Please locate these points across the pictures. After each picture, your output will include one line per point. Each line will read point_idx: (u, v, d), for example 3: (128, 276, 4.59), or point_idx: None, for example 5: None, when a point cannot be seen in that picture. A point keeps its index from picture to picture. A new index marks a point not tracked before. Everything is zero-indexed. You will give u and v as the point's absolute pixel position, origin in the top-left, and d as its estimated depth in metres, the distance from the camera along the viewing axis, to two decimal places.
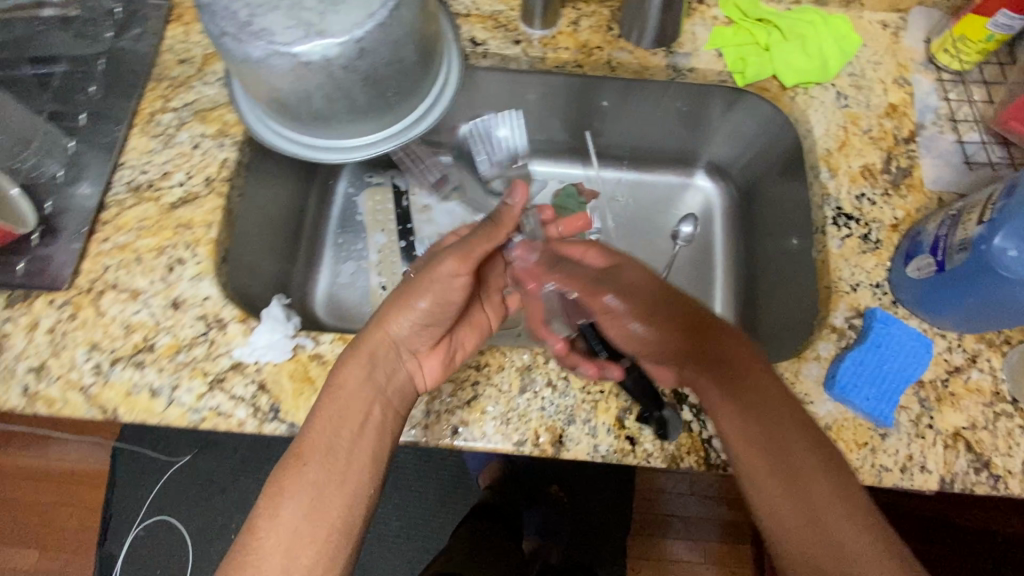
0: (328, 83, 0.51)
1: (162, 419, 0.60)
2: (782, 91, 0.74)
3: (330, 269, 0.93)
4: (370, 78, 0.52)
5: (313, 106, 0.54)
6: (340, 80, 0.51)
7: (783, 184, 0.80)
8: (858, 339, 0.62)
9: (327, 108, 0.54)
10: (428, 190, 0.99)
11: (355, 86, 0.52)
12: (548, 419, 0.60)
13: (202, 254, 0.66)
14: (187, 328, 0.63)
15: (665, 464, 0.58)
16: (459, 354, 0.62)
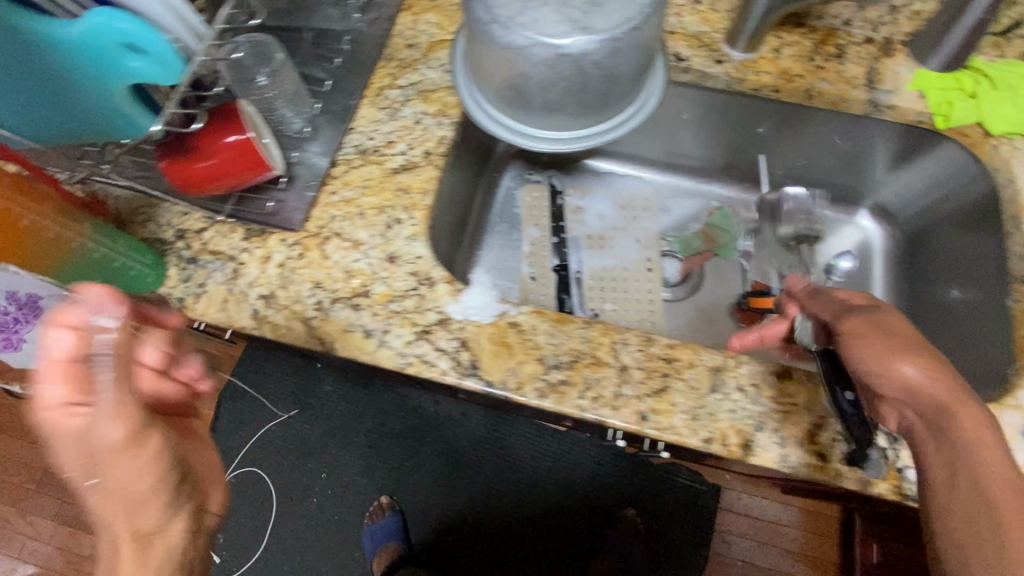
0: (577, 76, 0.62)
1: (373, 358, 0.65)
2: (985, 138, 0.74)
3: (487, 254, 0.97)
4: (605, 91, 0.66)
5: (550, 91, 0.65)
6: (575, 94, 0.66)
7: (965, 232, 0.80)
8: None
9: (558, 108, 0.69)
10: (583, 192, 1.03)
11: (593, 85, 0.64)
12: (737, 422, 0.61)
13: (417, 217, 0.72)
14: (400, 281, 0.69)
15: (857, 487, 0.59)
16: (651, 343, 0.65)
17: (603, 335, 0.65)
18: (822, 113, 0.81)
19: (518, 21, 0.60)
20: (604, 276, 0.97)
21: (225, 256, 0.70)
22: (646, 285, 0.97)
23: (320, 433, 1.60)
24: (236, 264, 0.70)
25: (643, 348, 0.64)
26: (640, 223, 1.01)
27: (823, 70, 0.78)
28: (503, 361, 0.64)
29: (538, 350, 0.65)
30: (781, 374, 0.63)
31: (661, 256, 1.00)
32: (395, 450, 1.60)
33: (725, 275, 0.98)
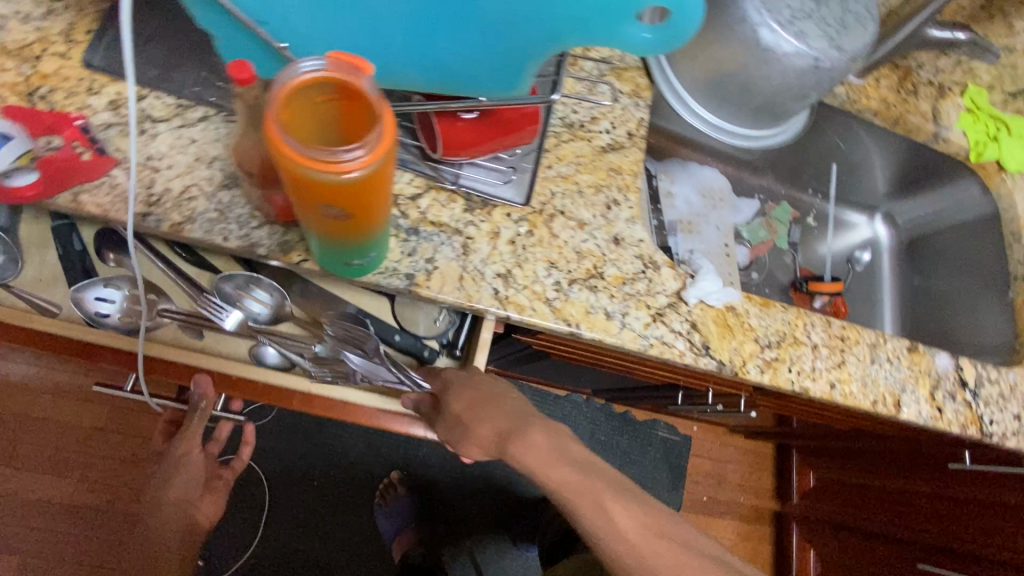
0: (812, 83, 0.71)
1: (617, 340, 0.66)
2: (998, 172, 1.03)
3: None
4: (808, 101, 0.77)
5: (777, 95, 0.73)
6: (791, 99, 0.74)
7: (961, 243, 1.09)
8: None
9: (762, 108, 0.77)
10: (673, 178, 1.10)
11: (811, 94, 0.74)
12: (890, 387, 0.77)
13: (632, 199, 0.72)
14: (629, 264, 0.69)
15: (959, 430, 0.79)
16: (830, 325, 0.77)
17: (796, 318, 0.75)
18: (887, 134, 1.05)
19: (789, 30, 0.67)
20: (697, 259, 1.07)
21: (449, 228, 0.63)
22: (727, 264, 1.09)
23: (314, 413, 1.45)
24: (465, 240, 0.63)
25: (825, 330, 0.76)
26: (716, 212, 1.13)
27: None
28: (729, 342, 0.71)
29: (752, 332, 0.72)
30: (910, 348, 0.80)
31: (734, 242, 1.13)
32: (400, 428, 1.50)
33: (781, 263, 1.15)
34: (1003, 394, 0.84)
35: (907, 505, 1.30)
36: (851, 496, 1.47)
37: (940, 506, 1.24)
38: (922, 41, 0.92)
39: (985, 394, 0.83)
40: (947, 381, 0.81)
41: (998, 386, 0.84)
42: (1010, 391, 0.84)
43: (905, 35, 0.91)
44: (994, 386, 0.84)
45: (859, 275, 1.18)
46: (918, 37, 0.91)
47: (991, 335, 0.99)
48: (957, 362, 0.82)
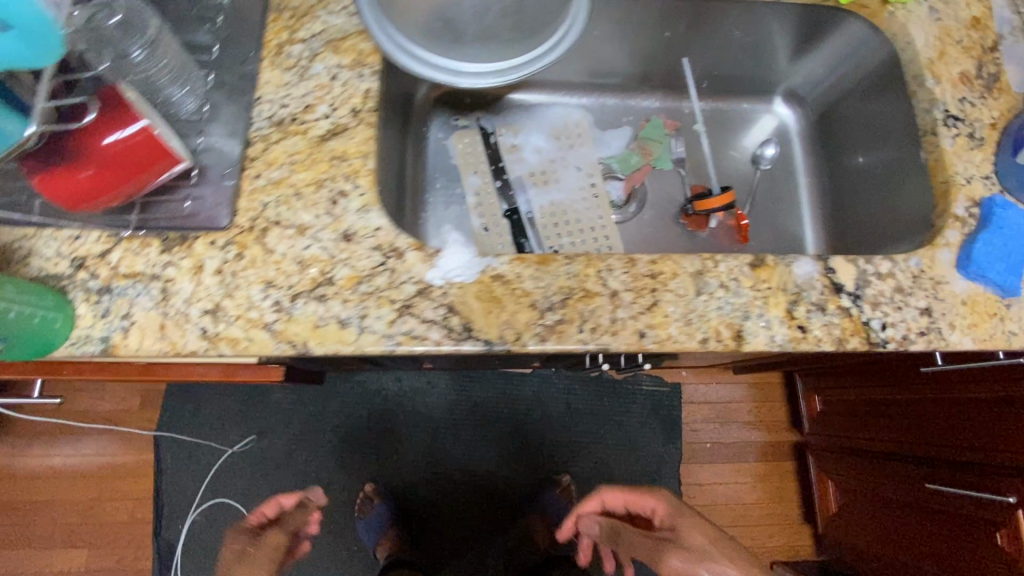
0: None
1: (355, 348, 0.59)
2: (882, 7, 0.79)
3: (434, 213, 0.92)
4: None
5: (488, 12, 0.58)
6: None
7: (868, 102, 0.88)
8: (981, 224, 0.69)
9: (506, 20, 0.60)
10: (515, 130, 0.99)
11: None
12: (726, 317, 0.64)
13: (363, 185, 0.64)
14: (363, 259, 0.62)
15: (834, 348, 0.64)
16: (636, 264, 0.65)
17: (588, 266, 0.64)
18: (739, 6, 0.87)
19: None
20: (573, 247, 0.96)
21: (147, 276, 0.59)
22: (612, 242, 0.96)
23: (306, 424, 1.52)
24: (164, 283, 0.59)
25: (629, 271, 0.65)
26: (576, 150, 1.00)
27: None
28: (498, 317, 0.62)
29: (530, 296, 0.63)
30: (754, 263, 0.66)
31: (604, 179, 1.00)
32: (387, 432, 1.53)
33: (669, 185, 1.00)
34: (901, 287, 0.67)
35: (915, 417, 1.13)
36: (863, 418, 1.29)
37: (948, 412, 1.06)
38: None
39: (872, 294, 0.66)
40: (812, 291, 0.66)
41: (892, 280, 0.67)
42: (913, 282, 0.67)
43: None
44: (885, 281, 0.67)
45: (766, 177, 0.99)
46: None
47: (908, 208, 0.80)
48: (826, 264, 0.67)
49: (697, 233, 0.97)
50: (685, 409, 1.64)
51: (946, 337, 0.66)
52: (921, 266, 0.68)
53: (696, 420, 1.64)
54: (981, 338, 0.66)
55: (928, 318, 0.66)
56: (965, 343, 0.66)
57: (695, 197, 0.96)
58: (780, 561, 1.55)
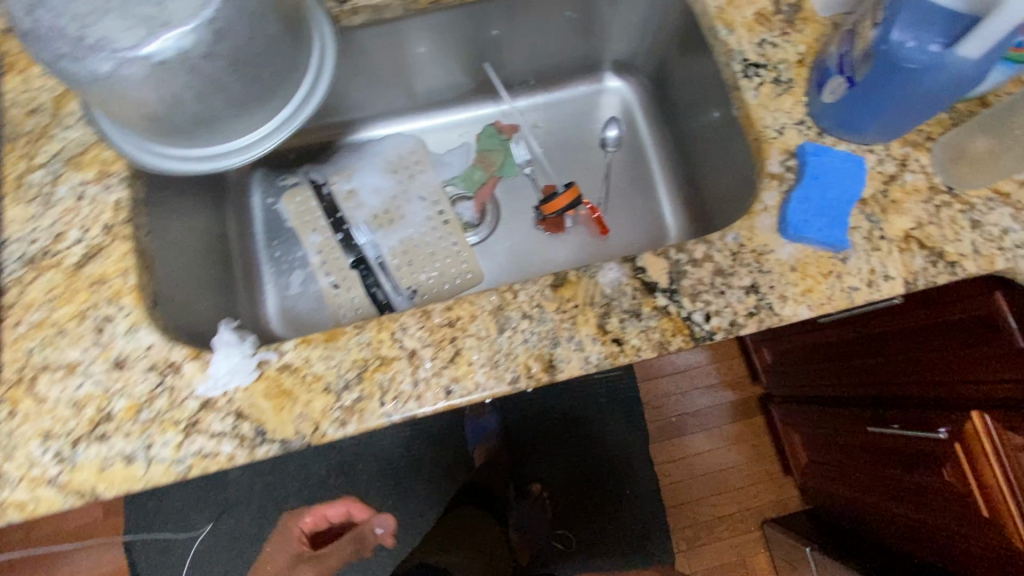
0: (195, 47, 0.50)
1: (148, 481, 0.56)
2: None
3: (275, 286, 0.88)
4: (252, 47, 0.54)
5: (185, 103, 0.55)
6: (209, 66, 0.52)
7: (687, 60, 0.82)
8: (797, 178, 0.63)
9: (211, 99, 0.55)
10: (347, 174, 0.94)
11: (225, 45, 0.52)
12: (535, 350, 0.59)
13: (128, 305, 0.61)
14: (140, 384, 0.58)
15: (657, 354, 0.59)
16: (430, 315, 0.60)
17: (379, 331, 0.60)
18: None
19: (88, 47, 0.49)
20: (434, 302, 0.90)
21: None
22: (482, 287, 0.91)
23: (316, 469, 1.53)
24: None
25: (424, 325, 0.60)
26: (417, 178, 0.95)
27: None
28: (290, 411, 0.57)
29: (321, 380, 0.58)
30: (556, 283, 0.61)
31: (451, 203, 0.95)
32: (409, 461, 1.55)
33: (520, 191, 0.95)
34: (721, 269, 0.61)
35: (860, 360, 1.06)
36: (811, 365, 1.24)
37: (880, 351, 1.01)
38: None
39: (690, 285, 0.61)
40: (623, 298, 0.61)
41: (710, 263, 0.62)
42: (733, 261, 0.62)
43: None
44: (702, 266, 0.62)
45: (616, 159, 0.94)
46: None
47: (737, 169, 0.75)
48: (634, 265, 0.62)
49: (556, 236, 0.93)
50: (644, 388, 1.59)
51: (779, 312, 0.60)
52: (739, 240, 0.62)
53: (657, 398, 1.59)
54: (820, 304, 0.60)
55: (756, 296, 0.61)
56: (801, 313, 0.60)
57: (542, 200, 0.90)
58: (771, 519, 1.51)
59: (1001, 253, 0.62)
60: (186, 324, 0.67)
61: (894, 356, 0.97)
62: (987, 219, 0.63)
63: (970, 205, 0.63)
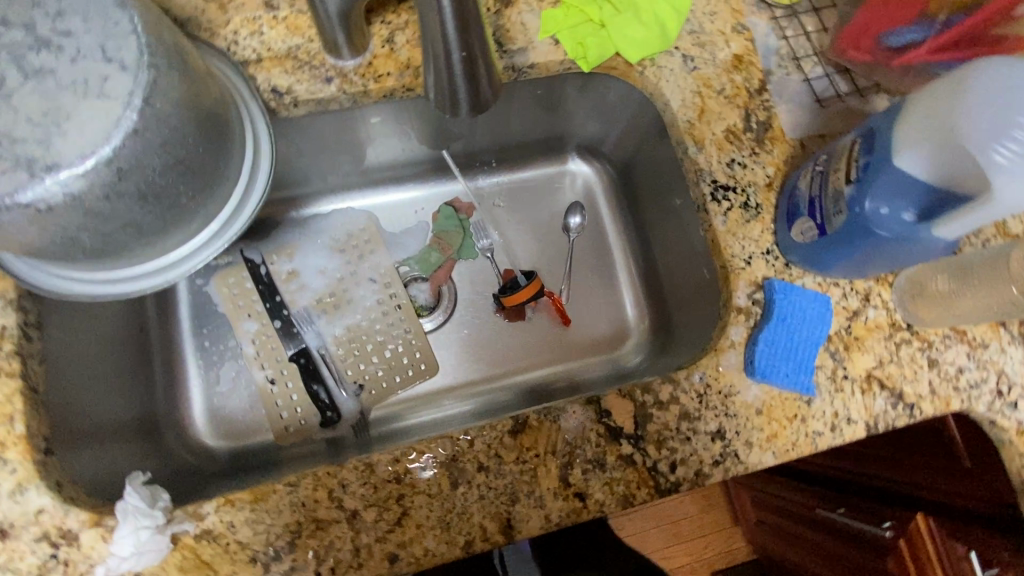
0: (87, 190, 0.42)
1: None
2: (630, 67, 0.69)
3: (202, 383, 0.79)
4: (165, 178, 0.46)
5: (82, 242, 0.46)
6: (109, 206, 0.44)
7: (653, 158, 0.80)
8: (765, 315, 0.61)
9: (115, 235, 0.47)
10: (288, 254, 0.86)
11: (128, 183, 0.44)
12: (490, 508, 0.54)
13: (13, 459, 0.51)
14: (26, 558, 0.49)
15: (620, 509, 0.56)
16: (374, 469, 0.54)
17: (315, 488, 0.53)
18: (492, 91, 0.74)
19: None
20: (381, 425, 0.82)
21: None
22: (440, 408, 0.83)
23: None
24: None
25: (367, 483, 0.54)
26: (367, 258, 0.88)
27: None
28: None
29: (246, 549, 0.51)
30: (516, 429, 0.56)
31: (403, 285, 0.87)
32: None
33: (479, 274, 0.89)
34: (687, 413, 0.59)
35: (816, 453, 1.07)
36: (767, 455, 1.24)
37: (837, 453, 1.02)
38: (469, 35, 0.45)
39: (655, 430, 0.58)
40: (586, 446, 0.57)
41: (676, 406, 0.59)
42: (699, 403, 0.59)
43: (461, 58, 0.46)
44: (668, 409, 0.59)
45: (579, 246, 0.90)
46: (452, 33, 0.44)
47: (700, 283, 0.72)
48: (598, 408, 0.58)
49: (515, 325, 0.87)
50: None
51: (743, 461, 0.58)
52: (706, 380, 0.60)
53: None
54: (784, 449, 0.59)
55: (721, 443, 0.58)
56: (766, 461, 0.58)
57: (501, 290, 0.85)
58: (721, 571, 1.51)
59: (955, 393, 0.62)
60: (91, 459, 0.59)
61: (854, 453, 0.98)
62: (943, 358, 0.63)
63: (928, 342, 0.63)
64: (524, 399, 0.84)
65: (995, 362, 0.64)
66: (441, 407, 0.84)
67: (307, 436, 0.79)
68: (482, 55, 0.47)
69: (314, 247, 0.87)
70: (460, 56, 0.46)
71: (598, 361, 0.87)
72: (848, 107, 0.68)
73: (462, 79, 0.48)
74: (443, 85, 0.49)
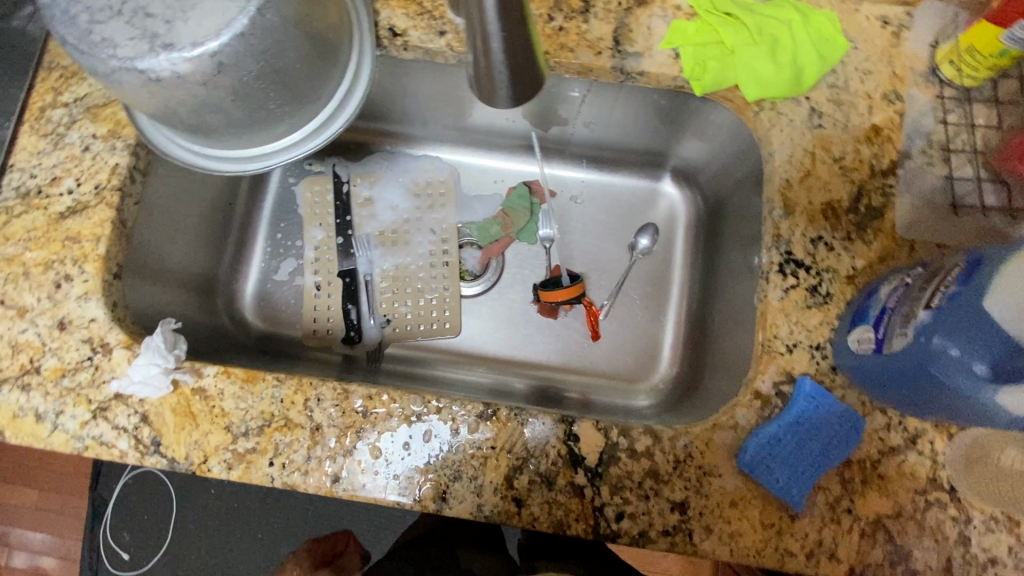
0: (191, 74, 0.48)
1: (47, 445, 0.58)
2: (745, 104, 0.63)
3: (263, 266, 0.89)
4: (258, 83, 0.51)
5: (179, 114, 0.53)
6: (206, 92, 0.50)
7: (743, 206, 0.74)
8: (782, 411, 0.56)
9: (207, 117, 0.53)
10: (370, 180, 0.92)
11: (226, 77, 0.49)
12: (433, 475, 0.56)
13: (89, 272, 0.62)
14: (72, 351, 0.60)
15: (551, 531, 0.55)
16: (348, 397, 0.58)
17: (295, 392, 0.59)
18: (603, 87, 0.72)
19: (90, 43, 0.47)
20: (400, 363, 0.86)
21: None
22: (457, 370, 0.85)
23: None
24: None
25: (338, 407, 0.58)
26: (436, 210, 0.91)
27: (564, 33, 0.65)
28: (187, 435, 0.58)
29: (225, 417, 0.58)
30: (483, 415, 0.57)
31: (458, 245, 0.90)
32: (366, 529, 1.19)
33: (531, 259, 0.89)
34: (656, 473, 0.56)
35: None
36: None
37: None
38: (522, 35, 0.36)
39: (616, 475, 0.56)
40: (543, 460, 0.56)
41: (647, 461, 0.56)
42: (672, 469, 0.56)
43: (502, 43, 0.35)
44: (638, 461, 0.56)
45: (637, 267, 0.87)
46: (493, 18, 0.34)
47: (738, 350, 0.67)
48: (569, 429, 0.57)
49: (545, 321, 0.87)
50: None
51: (695, 543, 0.55)
52: (690, 448, 0.56)
53: None
54: (744, 552, 0.54)
55: (679, 516, 0.55)
56: (718, 554, 0.54)
57: (543, 283, 0.85)
58: None
59: None
60: (147, 293, 0.70)
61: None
62: (980, 541, 0.53)
63: (967, 516, 0.54)
64: (534, 393, 0.83)
65: None
66: (458, 369, 0.86)
67: (328, 345, 0.86)
68: (527, 47, 0.36)
69: (395, 183, 0.93)
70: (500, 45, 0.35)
71: (615, 387, 0.83)
72: (987, 226, 0.58)
73: (504, 71, 0.37)
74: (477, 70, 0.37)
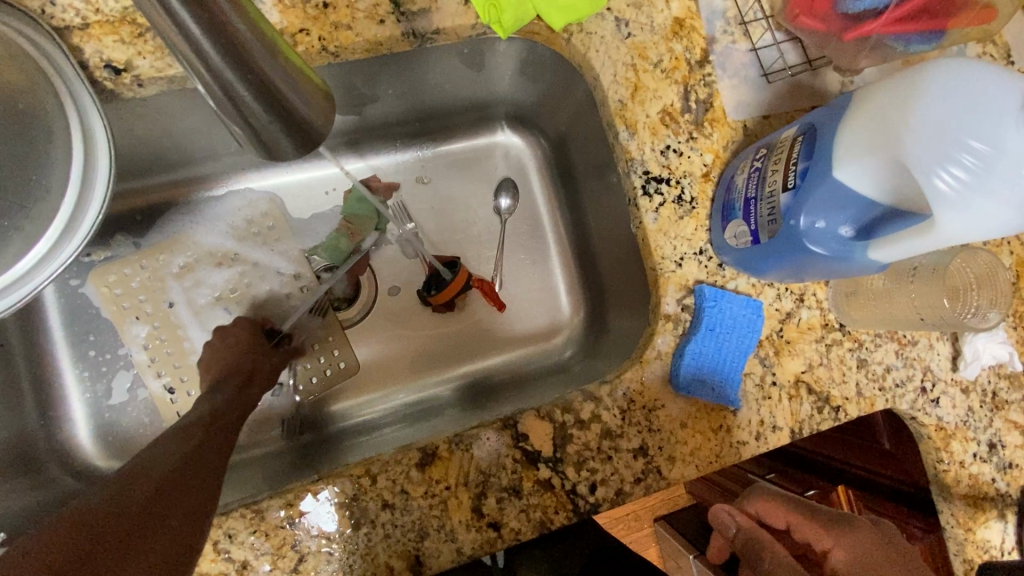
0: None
1: None
2: (554, 33, 0.59)
3: (89, 396, 0.71)
4: None
5: None
6: None
7: (585, 134, 0.72)
8: (693, 323, 0.57)
9: None
10: (178, 246, 0.76)
11: None
12: (398, 546, 0.51)
13: None
14: None
15: (537, 535, 0.53)
16: (264, 515, 0.49)
17: None
18: (411, 55, 0.65)
19: None
20: (310, 430, 0.76)
21: None
22: (382, 405, 0.78)
23: None
24: None
25: (259, 531, 0.49)
26: (273, 248, 0.78)
27: (330, 9, 0.54)
28: None
29: None
30: (424, 461, 0.52)
31: (315, 276, 0.79)
32: None
33: (401, 260, 0.81)
34: (609, 431, 0.55)
35: None
36: None
37: None
38: (273, 57, 0.32)
39: (575, 452, 0.55)
40: (502, 474, 0.53)
41: (597, 425, 0.55)
42: (622, 421, 0.55)
43: (250, 88, 0.32)
44: (590, 429, 0.55)
45: (509, 228, 0.83)
46: (221, 65, 0.31)
47: (632, 276, 0.67)
48: (514, 432, 0.54)
49: (443, 317, 0.81)
50: None
51: (666, 477, 0.55)
52: (630, 394, 0.56)
53: None
54: (708, 462, 0.56)
55: (644, 460, 0.55)
56: (689, 475, 0.56)
57: (426, 283, 0.79)
58: (661, 515, 1.51)
59: (880, 393, 0.61)
60: None
61: (832, 436, 0.93)
62: (873, 357, 0.61)
63: (859, 342, 0.61)
64: (459, 395, 0.79)
65: (923, 358, 0.62)
66: (372, 405, 0.78)
67: None
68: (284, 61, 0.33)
69: (211, 236, 0.77)
70: (251, 88, 0.32)
71: (531, 352, 0.81)
72: (796, 82, 0.61)
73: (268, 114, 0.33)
74: (252, 138, 0.35)
